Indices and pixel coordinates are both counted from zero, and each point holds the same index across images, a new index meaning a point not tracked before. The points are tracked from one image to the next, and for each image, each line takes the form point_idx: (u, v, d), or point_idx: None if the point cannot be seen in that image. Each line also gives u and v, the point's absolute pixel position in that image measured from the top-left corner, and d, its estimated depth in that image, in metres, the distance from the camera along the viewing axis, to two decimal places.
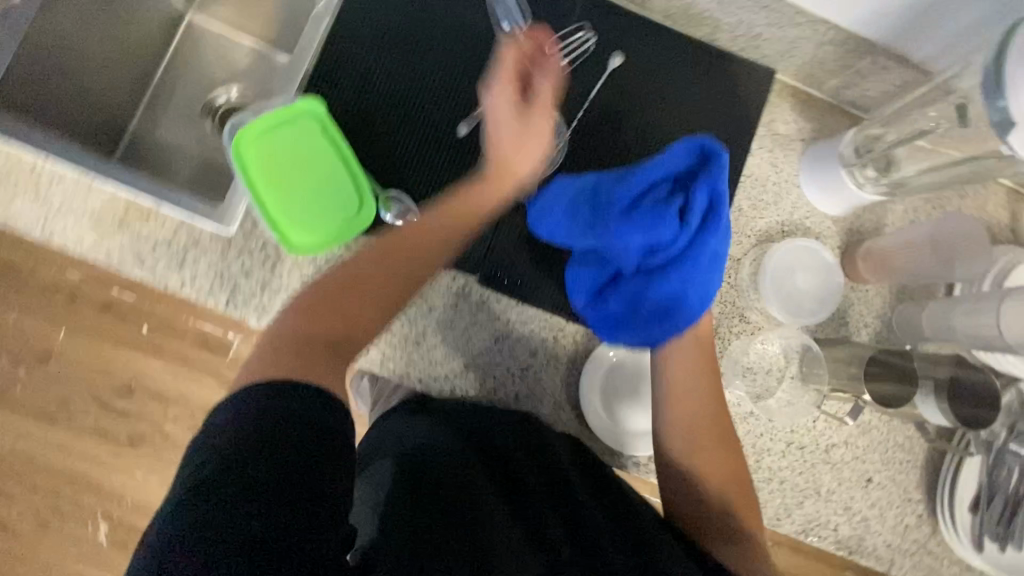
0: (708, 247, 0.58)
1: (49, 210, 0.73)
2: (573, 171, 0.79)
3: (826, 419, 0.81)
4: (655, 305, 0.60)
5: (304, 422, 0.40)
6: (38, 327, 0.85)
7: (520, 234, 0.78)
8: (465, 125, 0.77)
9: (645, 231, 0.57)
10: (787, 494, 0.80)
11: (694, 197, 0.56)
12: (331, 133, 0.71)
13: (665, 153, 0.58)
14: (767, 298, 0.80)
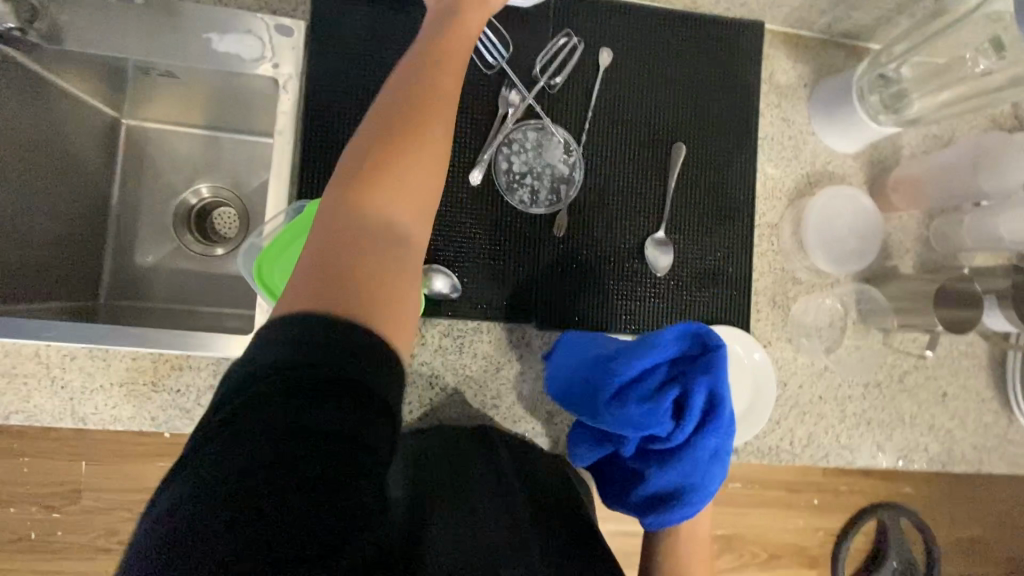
0: (708, 445, 0.63)
1: (75, 393, 0.67)
2: (597, 186, 0.76)
3: (895, 351, 0.83)
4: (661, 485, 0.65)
5: (344, 395, 0.36)
6: (118, 480, 0.86)
7: (563, 267, 0.75)
8: (477, 171, 0.73)
9: (642, 429, 0.61)
10: (875, 430, 0.83)
11: (692, 398, 0.59)
12: None
13: (659, 343, 0.61)
14: (813, 253, 0.80)
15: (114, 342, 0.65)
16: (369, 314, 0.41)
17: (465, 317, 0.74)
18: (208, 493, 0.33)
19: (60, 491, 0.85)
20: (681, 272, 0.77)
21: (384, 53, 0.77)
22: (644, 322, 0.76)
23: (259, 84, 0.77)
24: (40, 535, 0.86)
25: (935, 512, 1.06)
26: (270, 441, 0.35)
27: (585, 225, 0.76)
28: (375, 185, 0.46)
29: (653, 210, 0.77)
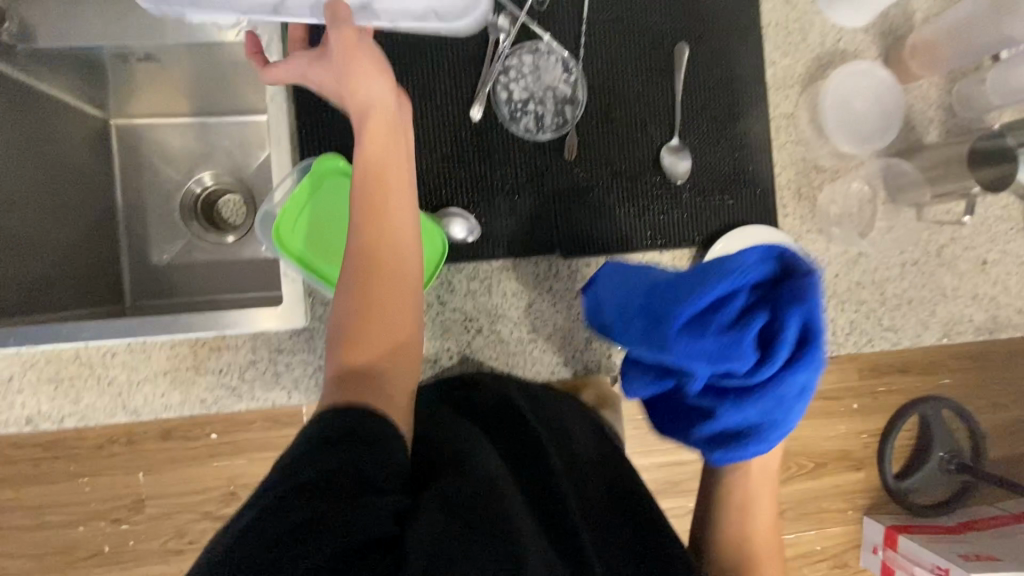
0: (794, 383, 0.51)
1: (124, 388, 0.68)
2: (603, 102, 0.73)
3: (931, 226, 0.80)
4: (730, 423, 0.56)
5: (313, 471, 0.38)
6: (177, 474, 0.88)
7: (581, 191, 0.73)
8: (477, 107, 0.71)
9: (720, 360, 0.50)
10: (918, 309, 0.82)
11: (784, 324, 0.49)
12: None
13: (740, 261, 0.50)
14: (834, 136, 0.78)
15: (150, 333, 0.65)
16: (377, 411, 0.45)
17: (489, 257, 0.73)
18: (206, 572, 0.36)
19: (124, 494, 0.87)
20: (700, 177, 0.75)
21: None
22: (671, 234, 0.75)
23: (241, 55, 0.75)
24: (114, 539, 0.89)
25: (983, 389, 1.06)
26: (316, 463, 0.39)
27: (595, 144, 0.73)
28: (356, 318, 0.49)
29: (663, 117, 0.74)
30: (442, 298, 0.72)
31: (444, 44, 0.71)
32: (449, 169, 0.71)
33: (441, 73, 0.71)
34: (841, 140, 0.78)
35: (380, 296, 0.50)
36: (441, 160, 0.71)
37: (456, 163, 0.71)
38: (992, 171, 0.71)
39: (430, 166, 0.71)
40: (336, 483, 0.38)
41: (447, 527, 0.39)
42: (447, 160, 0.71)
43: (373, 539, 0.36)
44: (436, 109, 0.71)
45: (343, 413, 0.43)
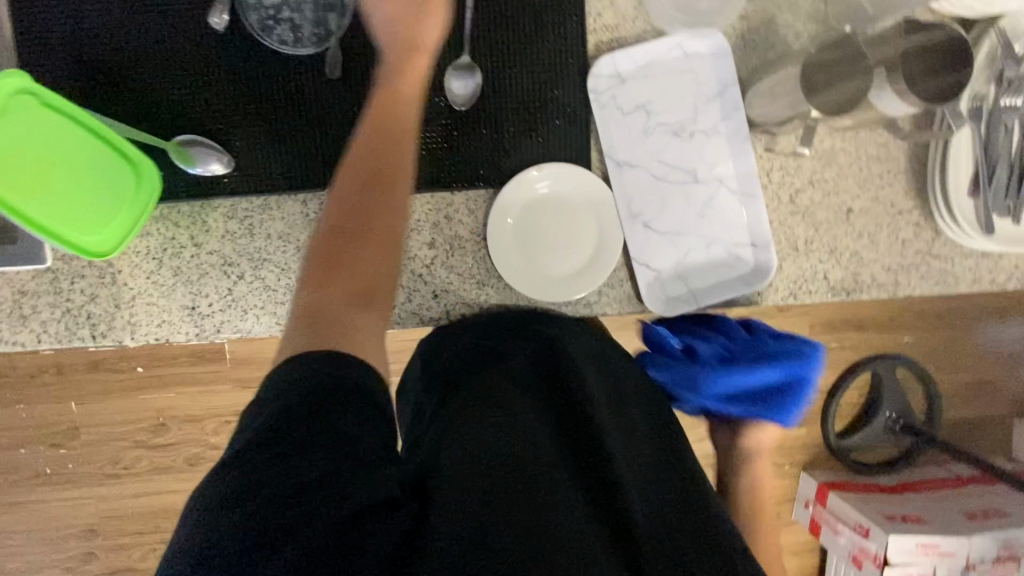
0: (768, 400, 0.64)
1: None
2: (374, 15, 0.63)
3: (783, 163, 0.69)
4: (706, 387, 0.62)
5: (306, 465, 0.35)
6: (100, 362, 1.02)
7: (350, 118, 0.64)
8: (218, 16, 0.61)
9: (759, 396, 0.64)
10: (733, 183, 0.69)
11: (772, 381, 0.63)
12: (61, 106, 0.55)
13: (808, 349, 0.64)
14: (672, 38, 0.65)
15: None
16: (375, 227, 0.50)
17: (244, 193, 0.64)
18: (227, 470, 0.35)
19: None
20: (495, 105, 0.65)
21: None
22: (460, 174, 0.66)
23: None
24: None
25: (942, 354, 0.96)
26: (271, 431, 0.36)
27: (365, 57, 0.63)
28: (360, 195, 0.50)
29: (448, 36, 0.63)
30: (197, 240, 0.65)
31: None
32: (195, 93, 0.62)
33: None
34: (689, 44, 0.66)
35: (371, 202, 0.51)
36: (184, 90, 0.62)
37: (204, 91, 0.62)
38: (835, 94, 0.58)
39: (166, 89, 0.62)
40: (278, 467, 0.35)
41: (366, 410, 0.39)
42: (195, 84, 0.62)
43: (305, 485, 0.34)
44: (176, 17, 0.61)
45: (305, 363, 0.40)
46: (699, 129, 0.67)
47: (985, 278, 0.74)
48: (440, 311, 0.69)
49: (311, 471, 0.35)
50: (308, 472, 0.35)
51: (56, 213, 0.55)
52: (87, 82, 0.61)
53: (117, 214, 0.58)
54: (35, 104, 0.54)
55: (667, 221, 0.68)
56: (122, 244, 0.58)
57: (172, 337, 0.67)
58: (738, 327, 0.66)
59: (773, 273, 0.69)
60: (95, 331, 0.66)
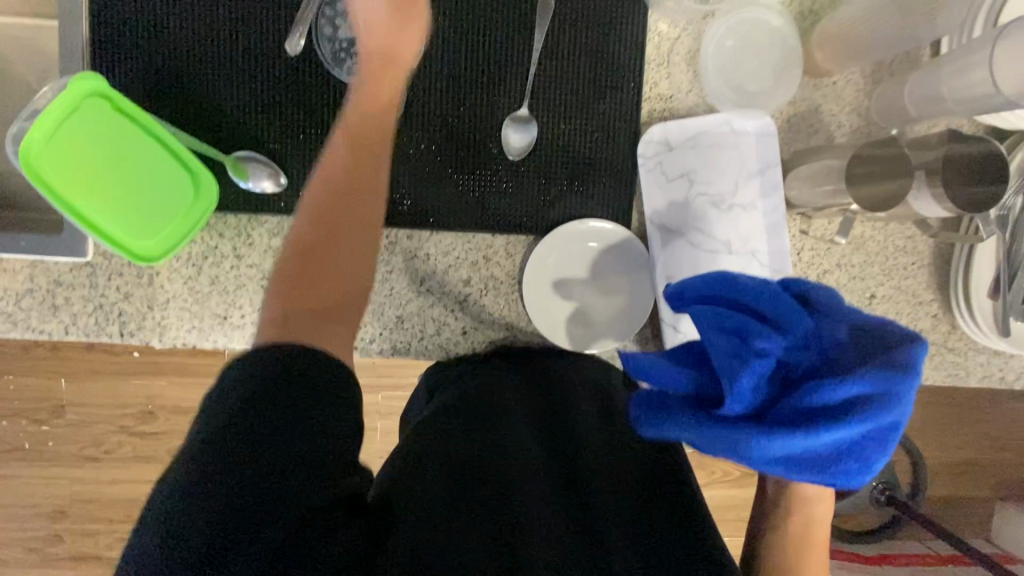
0: (848, 456, 0.41)
1: None
2: (442, 59, 0.65)
3: (815, 245, 0.72)
4: (763, 456, 0.40)
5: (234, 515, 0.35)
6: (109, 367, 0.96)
7: (406, 153, 0.65)
8: (293, 42, 0.61)
9: (831, 456, 0.41)
10: (766, 261, 0.70)
11: (847, 433, 0.39)
12: (137, 116, 0.57)
13: (905, 378, 0.40)
14: (726, 115, 0.68)
15: None
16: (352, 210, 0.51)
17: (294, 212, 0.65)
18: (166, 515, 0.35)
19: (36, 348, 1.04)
20: (546, 158, 0.67)
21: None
22: (504, 218, 0.67)
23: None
24: (26, 388, 1.04)
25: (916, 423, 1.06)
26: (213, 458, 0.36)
27: (428, 98, 0.65)
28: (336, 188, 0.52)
29: (511, 88, 0.66)
30: (239, 252, 0.66)
31: None
32: (261, 114, 0.64)
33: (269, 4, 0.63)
34: (739, 122, 0.68)
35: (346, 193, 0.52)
36: (252, 109, 0.64)
37: (270, 113, 0.64)
38: (868, 191, 0.60)
39: (231, 106, 0.63)
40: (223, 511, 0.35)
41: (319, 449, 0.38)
42: (262, 104, 0.64)
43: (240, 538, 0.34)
44: (253, 38, 0.63)
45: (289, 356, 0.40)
46: (738, 203, 0.69)
47: (995, 376, 0.76)
48: (467, 347, 0.70)
49: (276, 476, 0.36)
50: (249, 500, 0.35)
51: (121, 222, 0.57)
52: (157, 91, 0.63)
53: (174, 223, 0.58)
54: (111, 109, 0.56)
55: None
56: (194, 229, 0.59)
57: (199, 343, 0.67)
58: (798, 318, 0.42)
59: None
60: (124, 328, 0.66)
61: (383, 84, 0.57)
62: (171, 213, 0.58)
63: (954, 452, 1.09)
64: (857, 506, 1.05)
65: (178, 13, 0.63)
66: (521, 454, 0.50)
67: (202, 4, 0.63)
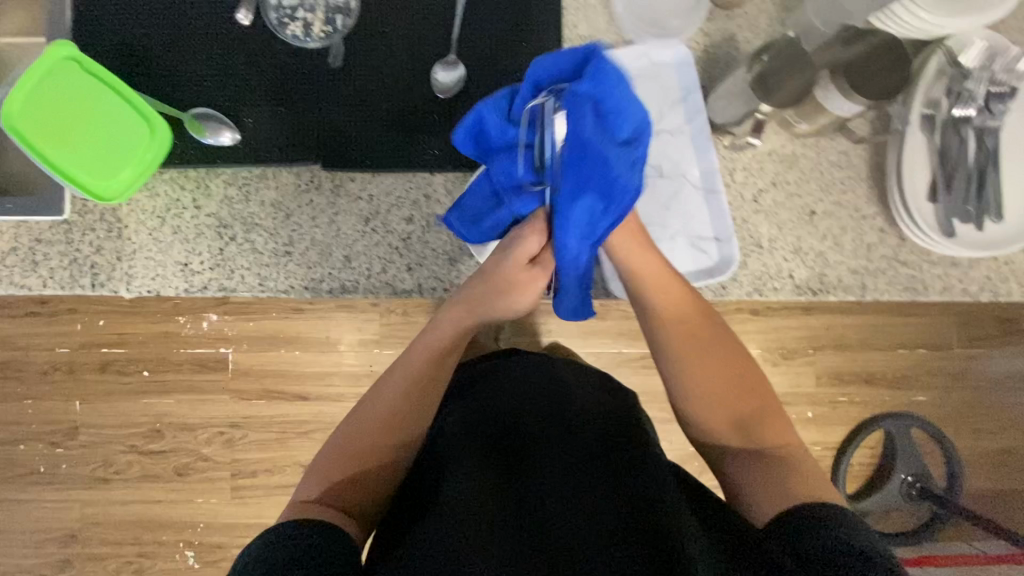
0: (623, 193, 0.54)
1: None
2: (374, 17, 0.71)
3: (746, 165, 0.73)
4: (587, 246, 0.58)
5: None
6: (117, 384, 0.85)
7: (344, 104, 0.71)
8: (244, 14, 0.70)
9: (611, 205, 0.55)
10: (696, 183, 0.72)
11: (604, 185, 0.54)
12: (113, 82, 0.64)
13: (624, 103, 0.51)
14: (643, 45, 0.71)
15: None
16: (414, 393, 0.57)
17: (246, 163, 0.71)
18: None
19: (53, 368, 0.85)
20: (474, 98, 0.72)
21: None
22: (440, 157, 0.72)
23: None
24: None
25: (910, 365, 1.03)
26: None
27: (362, 52, 0.71)
28: (388, 377, 0.59)
29: (438, 38, 0.72)
30: (198, 203, 0.71)
31: None
32: (213, 77, 0.71)
33: None
34: (656, 51, 0.72)
35: (411, 381, 0.58)
36: (204, 72, 0.71)
37: (221, 75, 0.71)
38: (790, 87, 0.64)
39: (186, 71, 0.70)
40: None
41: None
42: (213, 68, 0.71)
43: None
44: (203, 11, 0.71)
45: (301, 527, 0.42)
46: (663, 129, 0.72)
47: (957, 288, 0.75)
48: (413, 283, 0.73)
49: None
50: None
51: (71, 162, 0.63)
52: (121, 63, 0.70)
53: (116, 173, 0.64)
54: (93, 72, 0.63)
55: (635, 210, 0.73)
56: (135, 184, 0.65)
57: (163, 290, 0.72)
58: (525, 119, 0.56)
59: (736, 265, 0.72)
60: (96, 280, 0.71)
61: (490, 301, 0.64)
62: (115, 164, 0.64)
63: (988, 439, 0.92)
64: (886, 506, 0.91)
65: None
66: (462, 488, 0.47)
67: None
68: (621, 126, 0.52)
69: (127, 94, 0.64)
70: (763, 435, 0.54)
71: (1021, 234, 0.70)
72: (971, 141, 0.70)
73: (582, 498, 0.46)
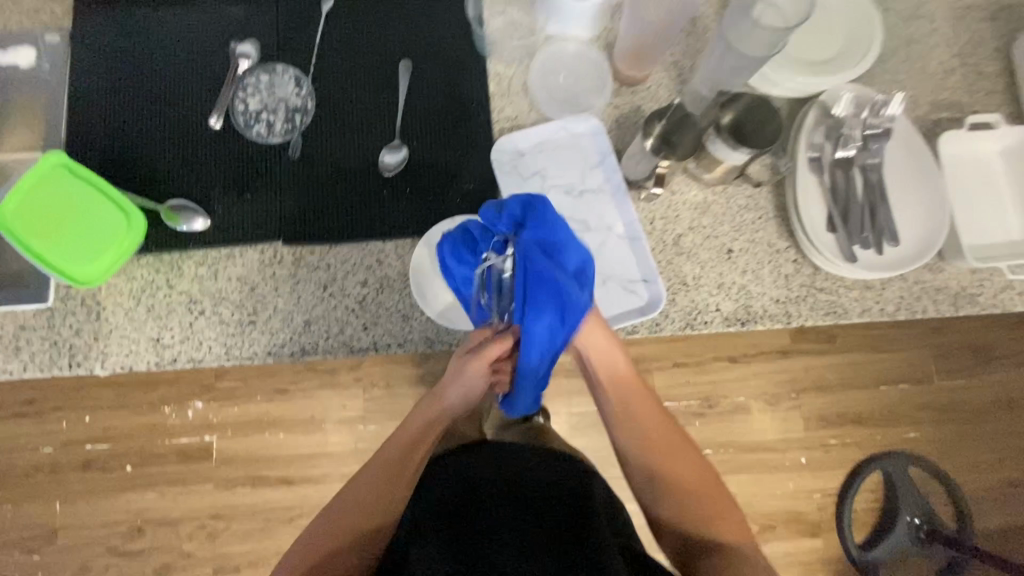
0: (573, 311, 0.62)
1: None
2: (328, 113, 0.83)
3: (665, 213, 0.81)
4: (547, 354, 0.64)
5: None
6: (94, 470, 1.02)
7: (303, 187, 0.81)
8: (216, 118, 0.81)
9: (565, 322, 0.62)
10: (621, 232, 0.81)
11: (557, 306, 0.61)
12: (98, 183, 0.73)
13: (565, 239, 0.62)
14: (561, 119, 0.83)
15: None
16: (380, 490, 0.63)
17: (215, 244, 0.79)
18: None
19: (35, 469, 0.98)
20: (418, 173, 0.82)
21: (125, 25, 0.85)
22: (390, 226, 0.80)
23: (48, 57, 0.85)
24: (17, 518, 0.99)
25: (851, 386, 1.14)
26: None
27: (318, 143, 0.82)
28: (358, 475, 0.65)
29: (385, 127, 0.83)
30: (171, 282, 0.79)
31: (193, 72, 0.84)
32: (188, 173, 0.81)
33: (192, 95, 0.83)
34: (573, 123, 0.83)
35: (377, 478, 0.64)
36: (181, 169, 0.81)
37: (195, 171, 0.81)
38: (687, 141, 0.74)
39: (165, 170, 0.81)
40: None
41: None
42: (189, 165, 0.81)
43: None
44: (181, 120, 0.82)
45: None
46: (587, 188, 0.82)
47: (875, 308, 0.80)
48: (369, 341, 0.78)
49: None
50: None
51: (55, 252, 0.71)
52: (108, 167, 0.81)
53: (92, 261, 0.72)
54: (82, 176, 0.73)
55: None
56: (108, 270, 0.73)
57: (135, 365, 0.77)
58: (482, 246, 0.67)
59: (665, 303, 0.79)
60: (73, 360, 0.77)
61: (444, 389, 0.70)
62: (93, 253, 0.72)
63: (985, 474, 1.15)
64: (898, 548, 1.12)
65: (123, 112, 0.82)
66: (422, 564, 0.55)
67: (142, 103, 0.83)
68: (568, 259, 0.62)
69: (110, 193, 0.73)
70: (721, 528, 0.62)
71: (918, 255, 0.77)
72: (856, 178, 0.79)
73: (533, 572, 0.53)
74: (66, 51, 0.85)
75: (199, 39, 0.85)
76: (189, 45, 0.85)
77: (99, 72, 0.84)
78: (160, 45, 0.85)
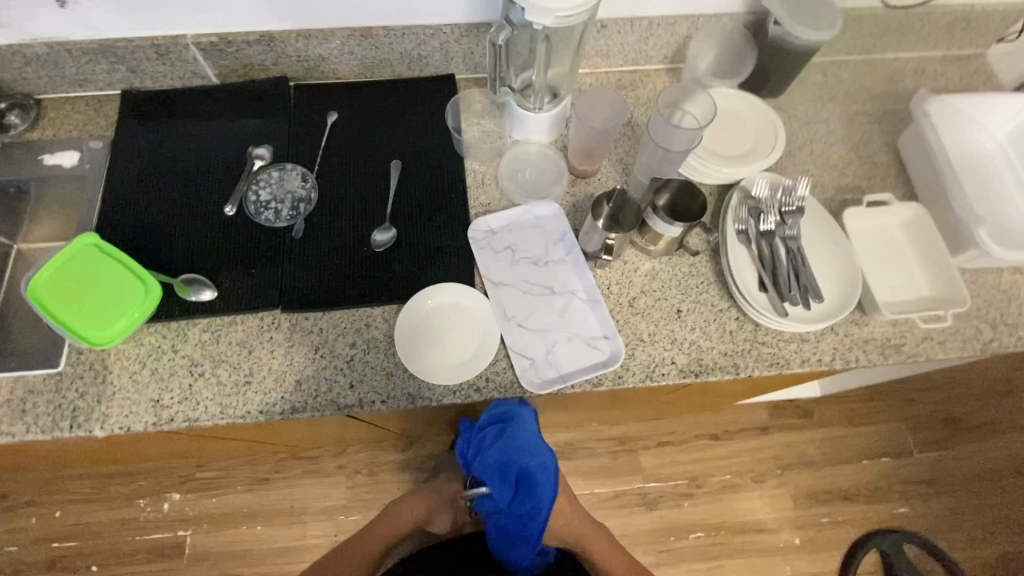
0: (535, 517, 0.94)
1: None
2: (328, 201, 0.97)
3: (620, 279, 0.93)
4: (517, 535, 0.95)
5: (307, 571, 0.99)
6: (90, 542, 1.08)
7: (302, 262, 0.92)
8: (230, 207, 0.95)
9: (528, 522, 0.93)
10: (582, 296, 0.92)
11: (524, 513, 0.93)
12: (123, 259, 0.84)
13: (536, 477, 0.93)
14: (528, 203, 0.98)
15: None
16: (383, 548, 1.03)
17: (219, 312, 0.88)
18: None
19: None
20: (404, 249, 0.94)
21: (160, 135, 1.02)
22: (377, 294, 0.91)
23: (90, 159, 1.00)
24: None
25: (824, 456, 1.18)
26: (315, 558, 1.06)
27: (317, 226, 0.95)
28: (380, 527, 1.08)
29: (376, 212, 0.97)
30: (175, 347, 0.86)
31: (214, 171, 0.99)
32: (201, 252, 0.92)
33: (212, 189, 0.98)
34: (538, 206, 0.97)
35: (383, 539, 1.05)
36: (195, 249, 0.93)
37: (207, 250, 0.92)
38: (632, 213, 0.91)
39: (182, 249, 0.92)
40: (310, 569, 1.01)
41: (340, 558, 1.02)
42: (202, 245, 0.93)
43: None
44: (199, 209, 0.96)
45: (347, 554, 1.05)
46: (551, 260, 0.94)
47: (813, 358, 0.89)
48: (354, 398, 0.84)
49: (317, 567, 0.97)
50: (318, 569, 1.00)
51: (75, 315, 0.80)
52: (131, 249, 0.92)
53: (108, 323, 0.81)
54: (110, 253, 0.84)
55: (534, 323, 0.90)
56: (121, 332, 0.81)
57: (132, 425, 0.82)
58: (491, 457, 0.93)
59: (624, 357, 0.88)
60: (74, 422, 0.82)
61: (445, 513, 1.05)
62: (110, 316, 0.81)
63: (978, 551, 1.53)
64: None
65: (150, 203, 0.96)
66: None
67: (168, 195, 0.97)
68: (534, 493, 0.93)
69: (133, 267, 0.84)
70: None
71: (839, 309, 0.88)
72: (778, 246, 0.93)
73: None
74: (105, 154, 1.00)
75: (221, 145, 1.01)
76: (212, 150, 1.01)
77: (133, 171, 0.98)
78: (188, 150, 1.01)
